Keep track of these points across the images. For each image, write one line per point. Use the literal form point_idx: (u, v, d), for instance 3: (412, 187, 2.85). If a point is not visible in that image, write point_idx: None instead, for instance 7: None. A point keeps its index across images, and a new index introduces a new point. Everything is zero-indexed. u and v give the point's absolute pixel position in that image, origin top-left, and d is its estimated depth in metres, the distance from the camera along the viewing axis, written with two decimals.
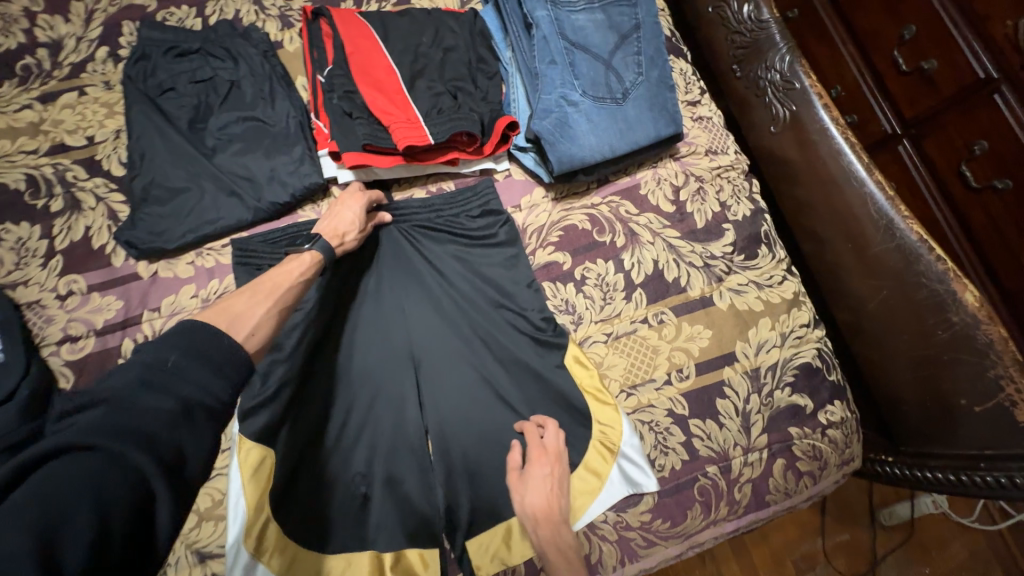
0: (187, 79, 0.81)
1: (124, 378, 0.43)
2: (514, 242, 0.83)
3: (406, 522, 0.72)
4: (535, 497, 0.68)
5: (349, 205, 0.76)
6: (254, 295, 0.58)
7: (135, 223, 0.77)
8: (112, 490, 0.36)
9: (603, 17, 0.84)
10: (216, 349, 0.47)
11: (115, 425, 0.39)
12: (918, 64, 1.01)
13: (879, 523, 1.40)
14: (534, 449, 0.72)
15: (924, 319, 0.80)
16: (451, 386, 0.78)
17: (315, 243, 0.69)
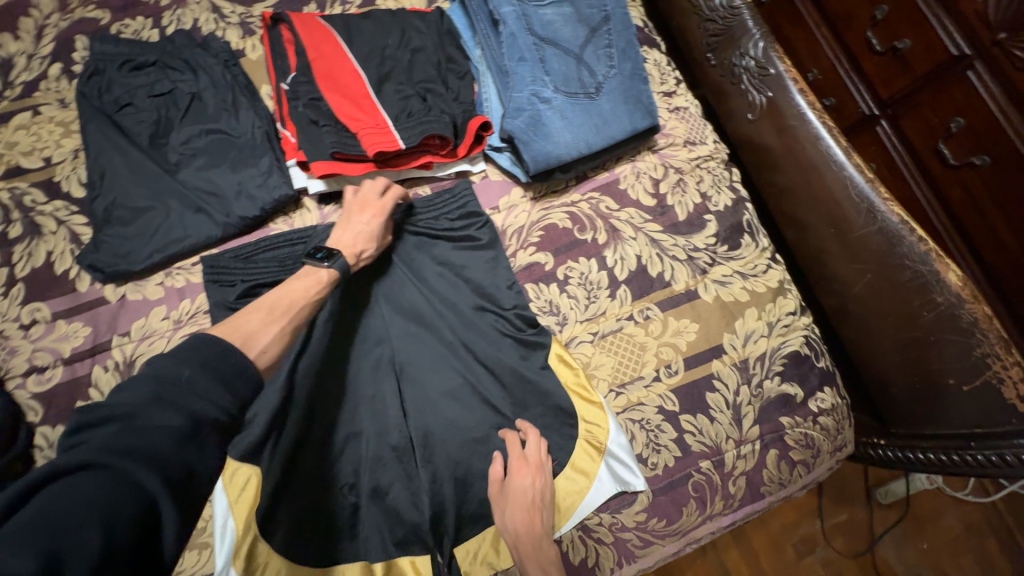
0: (146, 93, 0.78)
1: (134, 393, 0.44)
2: (494, 244, 0.81)
3: (397, 538, 0.70)
4: (513, 510, 0.68)
5: (369, 219, 0.73)
6: (267, 314, 0.58)
7: (99, 246, 0.74)
8: (124, 508, 0.37)
9: (571, 11, 0.82)
10: (225, 362, 0.48)
11: (126, 444, 0.40)
12: (892, 43, 1.01)
13: (876, 501, 1.41)
14: (514, 460, 0.71)
15: (909, 300, 0.80)
16: (434, 392, 0.76)
17: (334, 262, 0.67)
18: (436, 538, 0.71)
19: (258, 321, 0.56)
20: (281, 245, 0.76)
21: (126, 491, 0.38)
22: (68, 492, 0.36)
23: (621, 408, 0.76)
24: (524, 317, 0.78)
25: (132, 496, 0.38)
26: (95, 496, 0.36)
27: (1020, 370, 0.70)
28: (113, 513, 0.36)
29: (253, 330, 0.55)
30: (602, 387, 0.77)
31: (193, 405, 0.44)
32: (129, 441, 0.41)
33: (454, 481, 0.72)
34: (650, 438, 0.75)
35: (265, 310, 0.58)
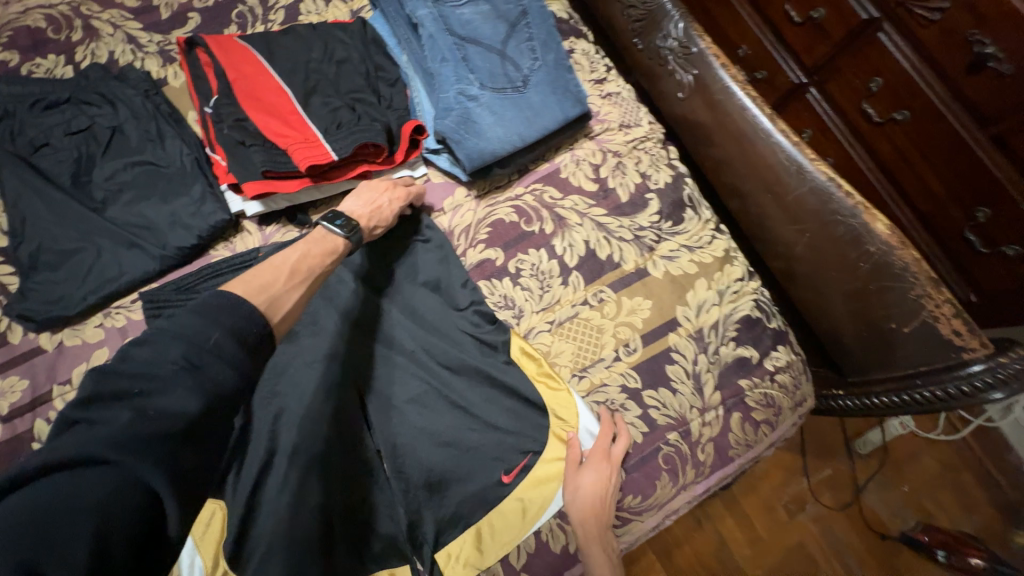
0: (62, 131, 0.76)
1: (163, 360, 0.44)
2: (445, 244, 0.81)
3: (376, 551, 0.70)
4: (583, 497, 0.70)
5: (391, 199, 0.76)
6: (291, 277, 0.57)
7: (27, 294, 0.71)
8: (119, 510, 0.36)
9: (489, 8, 0.83)
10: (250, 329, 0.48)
11: (130, 433, 0.39)
12: (809, 14, 1.06)
13: (856, 453, 1.46)
14: (596, 451, 0.72)
15: (846, 253, 0.83)
16: (398, 400, 0.75)
17: (352, 233, 0.68)
18: (414, 547, 0.70)
19: (282, 283, 0.56)
20: (223, 270, 0.73)
21: (123, 488, 0.37)
22: (65, 489, 0.36)
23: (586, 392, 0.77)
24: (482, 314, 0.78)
25: (130, 494, 0.37)
26: (90, 498, 0.36)
27: (950, 306, 0.74)
28: (106, 515, 0.35)
29: (278, 292, 0.54)
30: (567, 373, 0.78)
31: (214, 377, 0.44)
32: (137, 430, 0.40)
33: (427, 486, 0.72)
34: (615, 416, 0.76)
35: (287, 272, 0.58)
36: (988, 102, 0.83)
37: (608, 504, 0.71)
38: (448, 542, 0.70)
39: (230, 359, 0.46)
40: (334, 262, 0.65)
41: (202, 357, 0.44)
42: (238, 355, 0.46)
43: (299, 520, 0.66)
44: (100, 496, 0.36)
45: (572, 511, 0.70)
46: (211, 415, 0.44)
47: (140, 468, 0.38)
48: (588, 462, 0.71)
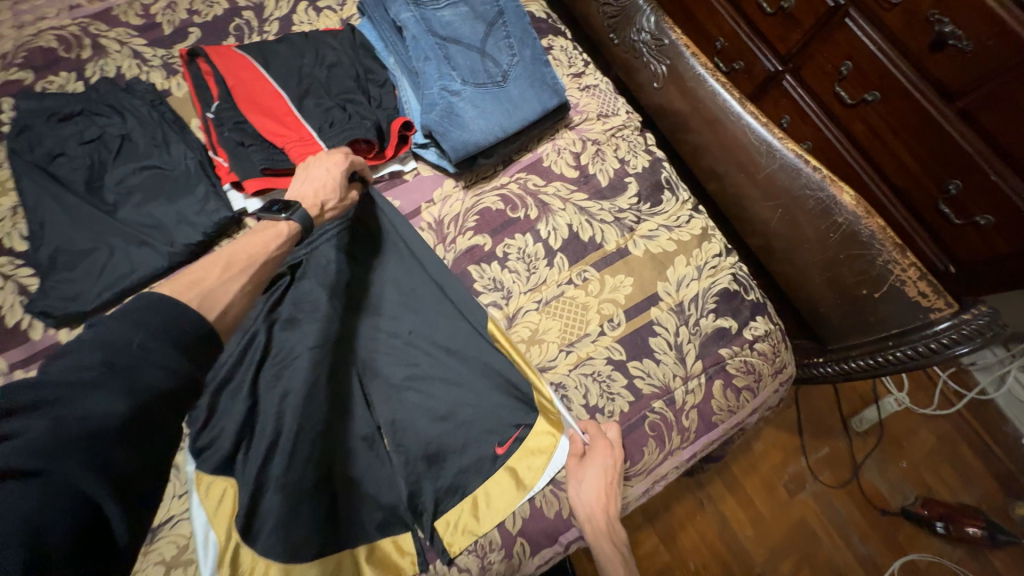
0: (76, 141, 0.82)
1: (84, 363, 0.42)
2: (417, 235, 0.86)
3: (377, 522, 0.74)
4: (588, 491, 0.74)
5: (330, 170, 0.75)
6: (230, 268, 0.56)
7: (47, 291, 0.76)
8: (49, 525, 0.36)
9: (467, 9, 0.89)
10: (184, 324, 0.47)
11: (59, 445, 0.38)
12: (779, 4, 1.11)
13: (852, 431, 1.49)
14: (599, 442, 0.75)
15: (817, 224, 0.87)
16: (399, 377, 0.80)
17: (293, 213, 0.66)
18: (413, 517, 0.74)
19: (215, 277, 0.54)
20: None
21: (55, 501, 0.37)
22: None
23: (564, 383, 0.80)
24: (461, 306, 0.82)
25: (60, 504, 0.37)
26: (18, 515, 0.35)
27: (915, 270, 0.79)
28: (37, 528, 0.35)
29: (211, 287, 0.53)
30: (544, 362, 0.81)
31: (149, 379, 0.43)
32: (59, 441, 0.39)
33: (425, 459, 0.76)
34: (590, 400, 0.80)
35: (222, 266, 0.56)
36: (955, 78, 0.87)
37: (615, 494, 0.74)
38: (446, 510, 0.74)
39: (162, 360, 0.45)
40: (282, 247, 0.64)
41: (124, 360, 0.43)
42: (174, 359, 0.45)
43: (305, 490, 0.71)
44: (25, 513, 0.35)
45: (580, 505, 0.73)
46: (150, 413, 0.43)
47: (72, 477, 0.38)
48: (589, 456, 0.75)
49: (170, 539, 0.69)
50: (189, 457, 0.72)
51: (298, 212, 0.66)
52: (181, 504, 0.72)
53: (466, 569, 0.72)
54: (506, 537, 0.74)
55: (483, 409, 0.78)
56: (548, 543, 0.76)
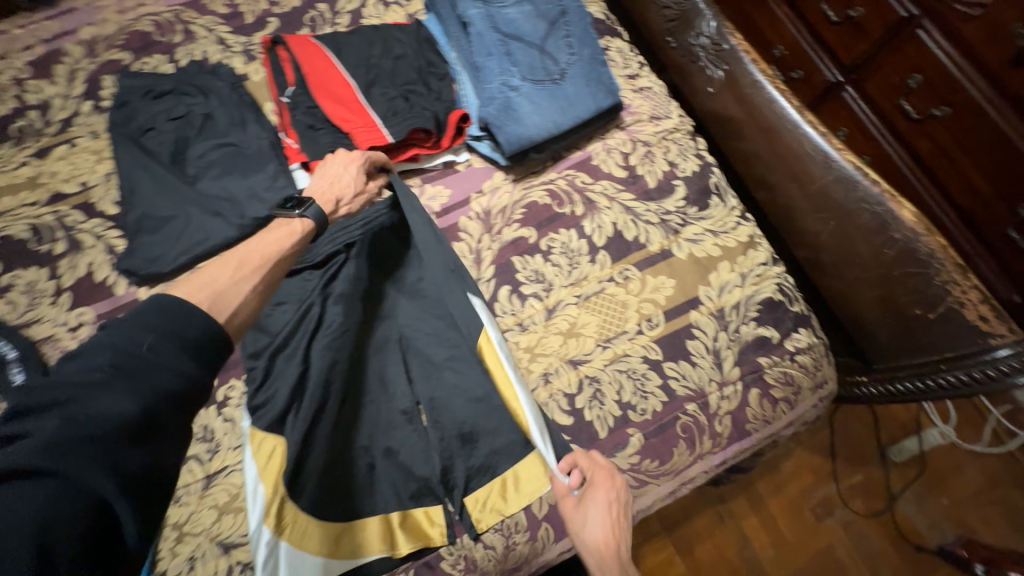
0: (165, 117, 0.89)
1: (97, 365, 0.45)
2: (438, 229, 0.85)
3: (411, 493, 0.77)
4: (594, 524, 0.64)
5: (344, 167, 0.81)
6: (243, 269, 0.59)
7: (132, 252, 0.84)
8: (57, 522, 0.38)
9: (531, 8, 0.91)
10: (194, 325, 0.49)
11: (65, 444, 0.40)
12: (846, 13, 1.08)
13: (890, 460, 1.43)
14: (597, 470, 0.68)
15: (871, 239, 0.85)
16: (437, 359, 0.83)
17: (306, 210, 0.73)
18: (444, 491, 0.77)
19: (228, 278, 0.57)
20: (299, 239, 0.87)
21: (64, 500, 0.38)
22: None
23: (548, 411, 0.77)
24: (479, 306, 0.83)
25: (69, 500, 0.39)
26: (28, 510, 0.37)
27: (977, 293, 0.75)
28: (49, 521, 0.37)
29: (224, 288, 0.55)
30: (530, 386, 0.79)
31: (157, 381, 0.46)
32: (69, 438, 0.41)
33: (459, 439, 0.79)
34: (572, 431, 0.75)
35: (234, 266, 0.59)
36: None
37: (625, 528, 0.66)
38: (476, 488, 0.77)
39: (174, 364, 0.47)
40: (294, 243, 0.68)
41: (130, 362, 0.46)
42: (185, 364, 0.48)
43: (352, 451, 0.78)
44: (34, 510, 0.37)
45: (590, 549, 0.63)
46: (158, 412, 0.45)
47: (79, 474, 0.40)
48: (585, 487, 0.67)
49: (223, 487, 0.75)
50: (245, 414, 0.78)
51: (310, 208, 0.73)
52: (235, 456, 0.77)
53: (491, 546, 0.75)
54: (532, 521, 0.76)
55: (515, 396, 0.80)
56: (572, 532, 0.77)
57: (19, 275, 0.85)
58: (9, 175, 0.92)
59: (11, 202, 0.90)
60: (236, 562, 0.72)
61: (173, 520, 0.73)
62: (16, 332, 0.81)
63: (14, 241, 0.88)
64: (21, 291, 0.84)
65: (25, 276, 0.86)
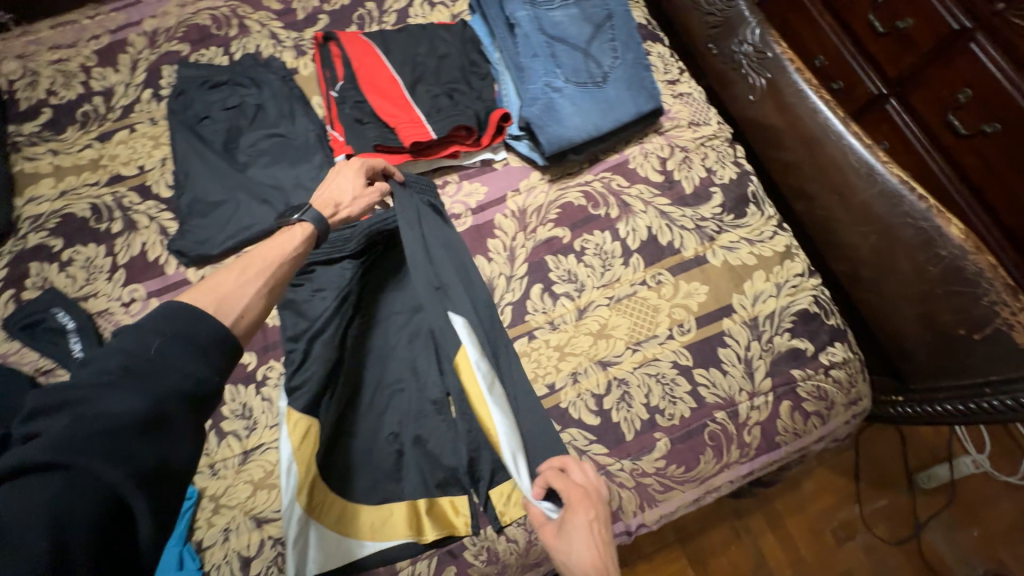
0: (220, 107, 0.94)
1: (110, 365, 0.46)
2: (454, 242, 0.84)
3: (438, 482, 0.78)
4: (577, 550, 0.55)
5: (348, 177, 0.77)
6: (245, 273, 0.58)
7: (184, 233, 0.88)
8: (71, 516, 0.39)
9: (577, 11, 0.93)
10: (201, 330, 0.50)
11: (79, 440, 0.41)
12: (894, 24, 1.05)
13: (917, 487, 1.37)
14: (572, 490, 0.60)
15: (914, 256, 0.83)
16: None
17: (306, 214, 0.69)
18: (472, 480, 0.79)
19: (233, 282, 0.56)
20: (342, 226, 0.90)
21: (78, 494, 0.40)
22: (13, 502, 0.38)
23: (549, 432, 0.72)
24: (492, 322, 0.80)
25: (83, 494, 0.40)
26: (37, 503, 0.38)
27: None
28: (59, 516, 0.39)
29: (229, 292, 0.55)
30: (529, 404, 0.74)
31: (169, 379, 0.47)
32: (81, 435, 0.42)
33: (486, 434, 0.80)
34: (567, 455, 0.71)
35: (239, 271, 0.58)
36: None
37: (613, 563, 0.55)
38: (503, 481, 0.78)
39: (186, 365, 0.48)
40: (296, 247, 0.65)
41: (141, 363, 0.47)
42: (197, 366, 0.49)
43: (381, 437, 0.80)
44: (49, 504, 0.39)
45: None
46: (168, 407, 0.46)
47: (92, 467, 0.41)
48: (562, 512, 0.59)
49: (258, 464, 0.78)
50: (283, 394, 0.79)
51: (309, 213, 0.69)
52: (271, 434, 0.80)
53: (513, 540, 0.76)
54: None
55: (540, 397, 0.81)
56: None
57: (79, 251, 0.91)
58: (74, 156, 0.98)
59: (74, 182, 0.96)
60: (267, 537, 0.75)
61: (211, 492, 0.77)
62: (76, 305, 0.86)
63: (76, 218, 0.93)
64: (81, 265, 0.90)
65: (84, 251, 0.91)
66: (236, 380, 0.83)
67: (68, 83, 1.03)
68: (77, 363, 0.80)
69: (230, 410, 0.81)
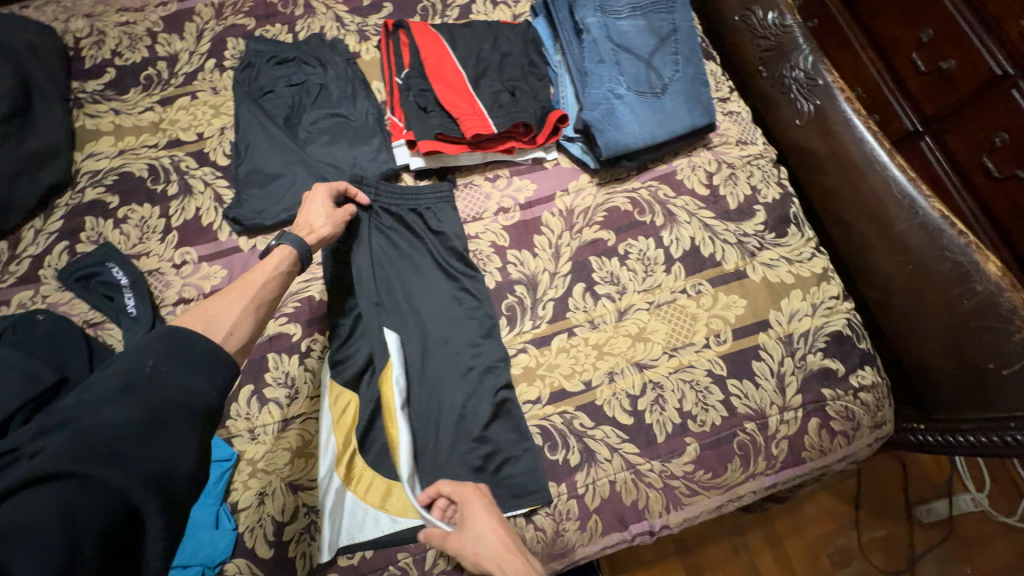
0: (285, 83, 0.97)
1: (106, 386, 0.51)
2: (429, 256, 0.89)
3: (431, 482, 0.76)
4: (486, 536, 0.67)
5: (319, 199, 0.81)
6: (228, 296, 0.64)
7: (241, 202, 0.90)
8: (81, 518, 0.43)
9: (644, 23, 0.95)
10: (192, 348, 0.56)
11: (82, 449, 0.46)
12: (937, 64, 1.07)
13: (916, 519, 1.37)
14: (460, 492, 0.72)
15: (949, 289, 0.86)
16: (436, 364, 0.83)
17: (283, 238, 0.74)
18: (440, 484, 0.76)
19: (220, 305, 0.63)
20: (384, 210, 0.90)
21: (87, 498, 0.44)
22: (19, 510, 0.42)
23: (492, 444, 0.79)
24: (448, 344, 0.84)
25: (93, 498, 0.44)
26: (50, 507, 0.42)
27: None
28: (71, 517, 0.43)
29: (215, 313, 0.61)
30: (472, 423, 0.79)
31: (160, 395, 0.52)
32: (85, 446, 0.46)
33: (506, 426, 0.80)
34: (511, 466, 0.78)
35: (226, 294, 0.64)
36: None
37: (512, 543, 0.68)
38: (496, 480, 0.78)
39: (181, 381, 0.54)
40: (278, 268, 0.70)
41: (136, 381, 0.52)
42: (191, 380, 0.54)
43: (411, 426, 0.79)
44: (58, 509, 0.42)
45: (489, 563, 0.65)
46: (162, 416, 0.51)
47: (97, 473, 0.45)
48: (460, 511, 0.71)
49: (297, 432, 0.80)
50: (326, 367, 0.83)
51: (284, 237, 0.74)
52: (311, 405, 0.82)
53: (542, 529, 0.77)
54: (584, 511, 0.78)
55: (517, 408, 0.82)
56: (619, 528, 0.79)
57: (134, 210, 0.92)
58: (134, 117, 0.99)
59: (133, 142, 0.98)
60: (302, 504, 0.76)
61: (249, 456, 0.79)
62: (130, 261, 0.88)
63: (133, 177, 0.95)
64: (134, 224, 0.91)
65: (139, 211, 0.92)
66: (280, 349, 0.85)
67: (133, 45, 1.05)
68: (130, 319, 0.83)
69: (273, 377, 0.83)
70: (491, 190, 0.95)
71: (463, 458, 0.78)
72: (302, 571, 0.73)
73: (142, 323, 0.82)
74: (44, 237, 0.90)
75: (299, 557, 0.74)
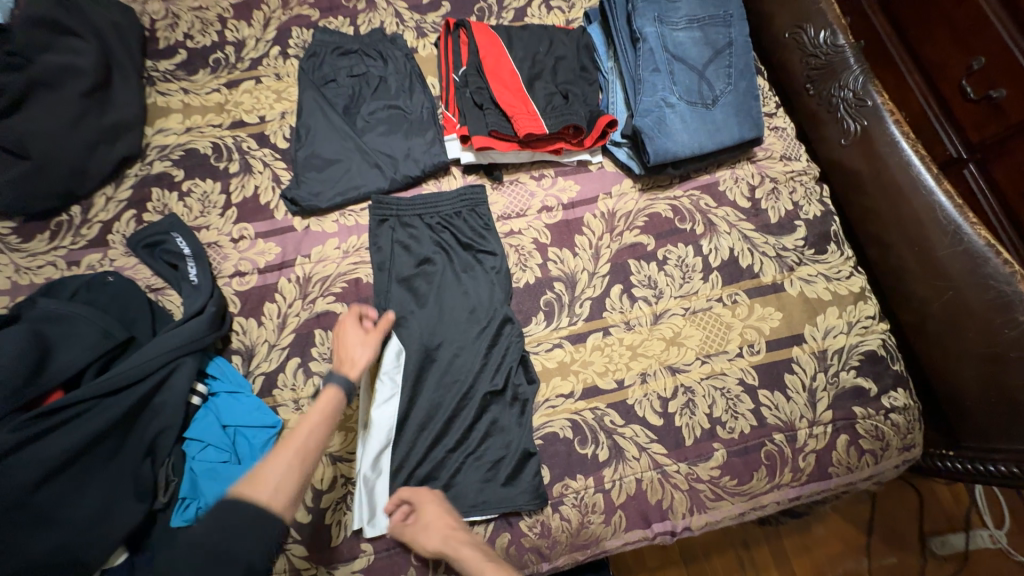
0: (347, 74, 1.01)
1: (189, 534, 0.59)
2: (449, 260, 0.91)
3: (424, 479, 0.79)
4: (433, 526, 0.72)
5: (352, 328, 0.80)
6: (281, 449, 0.65)
7: (300, 183, 0.94)
8: None
9: (700, 35, 0.98)
10: (241, 512, 0.59)
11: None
12: (987, 92, 1.04)
13: (930, 552, 1.34)
14: (418, 489, 0.75)
15: (991, 318, 0.85)
16: (436, 369, 0.84)
17: (330, 382, 0.74)
18: (418, 483, 0.78)
19: (272, 460, 0.64)
20: (411, 208, 0.93)
21: None
22: None
23: (472, 448, 0.80)
24: (451, 350, 0.85)
25: None
26: None
27: None
28: None
29: (267, 469, 0.63)
30: (459, 426, 0.81)
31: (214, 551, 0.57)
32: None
33: (523, 421, 0.83)
34: (486, 471, 0.79)
35: (279, 449, 0.66)
36: None
37: (462, 533, 0.72)
38: (511, 471, 0.79)
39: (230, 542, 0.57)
40: (324, 414, 0.70)
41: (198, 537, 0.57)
42: (240, 542, 0.58)
43: (413, 423, 0.81)
44: None
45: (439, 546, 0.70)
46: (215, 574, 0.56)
47: None
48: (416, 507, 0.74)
49: None
50: None
51: (332, 378, 0.74)
52: None
53: (567, 519, 0.79)
54: (609, 506, 0.80)
55: (507, 414, 0.83)
56: (641, 525, 0.81)
57: (197, 184, 0.97)
58: (202, 98, 1.05)
59: (200, 121, 1.03)
60: (339, 474, 0.79)
61: (292, 424, 0.82)
62: (191, 233, 0.92)
63: (198, 153, 1.00)
64: (197, 198, 0.96)
65: (202, 186, 0.97)
66: (326, 326, 0.88)
67: (205, 29, 1.10)
68: (190, 287, 0.87)
69: (319, 352, 0.86)
70: (536, 189, 0.98)
71: (444, 459, 0.80)
72: (336, 539, 0.76)
73: (201, 291, 0.85)
74: (114, 204, 0.95)
75: (334, 525, 0.77)
